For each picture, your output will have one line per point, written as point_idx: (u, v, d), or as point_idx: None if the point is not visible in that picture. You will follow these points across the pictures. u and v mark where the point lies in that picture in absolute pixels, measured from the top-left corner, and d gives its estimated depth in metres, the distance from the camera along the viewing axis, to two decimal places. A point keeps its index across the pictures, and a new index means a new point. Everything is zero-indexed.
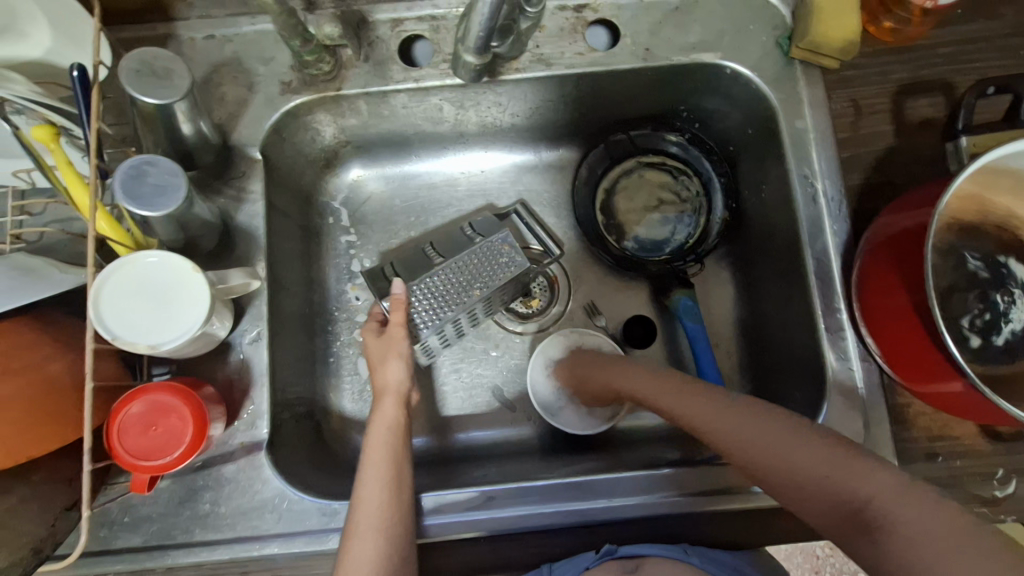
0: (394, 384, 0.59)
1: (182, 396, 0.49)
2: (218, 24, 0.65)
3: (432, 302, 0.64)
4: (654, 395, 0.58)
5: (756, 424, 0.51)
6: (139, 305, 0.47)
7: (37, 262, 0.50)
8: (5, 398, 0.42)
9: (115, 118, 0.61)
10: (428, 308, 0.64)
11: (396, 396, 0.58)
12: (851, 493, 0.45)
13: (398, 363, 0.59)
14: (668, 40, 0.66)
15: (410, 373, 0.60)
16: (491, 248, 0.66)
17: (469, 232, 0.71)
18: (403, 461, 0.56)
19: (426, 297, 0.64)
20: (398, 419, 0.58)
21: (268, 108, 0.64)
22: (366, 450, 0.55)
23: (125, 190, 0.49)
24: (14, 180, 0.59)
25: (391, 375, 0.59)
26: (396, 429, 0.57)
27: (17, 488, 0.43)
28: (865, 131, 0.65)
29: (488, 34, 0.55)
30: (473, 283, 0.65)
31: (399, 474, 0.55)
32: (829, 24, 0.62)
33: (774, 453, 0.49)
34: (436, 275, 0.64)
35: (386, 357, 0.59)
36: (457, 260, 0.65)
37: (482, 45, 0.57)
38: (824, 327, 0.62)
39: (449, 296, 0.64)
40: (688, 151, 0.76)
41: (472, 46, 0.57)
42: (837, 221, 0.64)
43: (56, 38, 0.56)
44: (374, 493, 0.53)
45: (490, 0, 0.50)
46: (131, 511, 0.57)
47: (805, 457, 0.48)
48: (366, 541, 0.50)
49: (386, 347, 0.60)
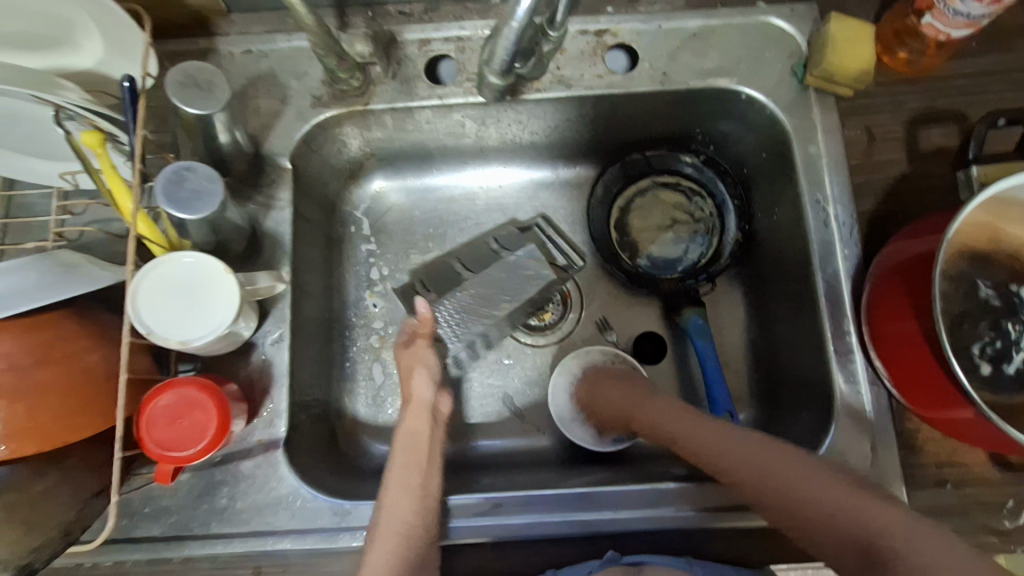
0: (420, 397, 0.61)
1: (206, 392, 0.51)
2: (256, 40, 0.69)
3: (459, 317, 0.72)
4: (675, 422, 0.60)
5: (771, 454, 0.53)
6: (173, 302, 0.50)
7: (77, 259, 0.51)
8: (47, 385, 0.44)
9: (156, 126, 0.64)
10: (454, 325, 0.71)
11: (427, 409, 0.60)
12: (863, 525, 0.46)
13: (426, 376, 0.62)
14: (685, 66, 0.68)
15: (436, 386, 0.62)
16: (517, 265, 0.74)
17: (496, 244, 0.78)
18: (430, 470, 0.58)
19: (452, 313, 0.71)
20: (429, 434, 0.60)
21: (300, 120, 0.68)
22: (393, 455, 0.58)
23: (165, 193, 0.52)
24: (60, 181, 0.63)
25: (418, 387, 0.61)
26: (427, 441, 0.59)
27: (51, 471, 0.45)
28: (878, 158, 0.67)
29: (512, 57, 0.58)
30: (500, 298, 0.73)
31: (426, 483, 0.57)
32: (843, 54, 0.64)
33: (788, 482, 0.51)
34: (465, 294, 0.72)
35: (413, 370, 0.61)
36: (485, 277, 0.73)
37: (506, 67, 0.60)
38: (834, 349, 0.63)
39: (476, 311, 0.72)
40: (703, 173, 0.78)
41: (497, 68, 0.59)
42: (849, 246, 0.64)
43: (108, 48, 0.59)
44: (397, 497, 0.55)
45: (516, 27, 0.53)
46: (152, 502, 0.59)
47: (820, 488, 0.49)
48: (387, 543, 0.52)
49: (413, 361, 0.62)
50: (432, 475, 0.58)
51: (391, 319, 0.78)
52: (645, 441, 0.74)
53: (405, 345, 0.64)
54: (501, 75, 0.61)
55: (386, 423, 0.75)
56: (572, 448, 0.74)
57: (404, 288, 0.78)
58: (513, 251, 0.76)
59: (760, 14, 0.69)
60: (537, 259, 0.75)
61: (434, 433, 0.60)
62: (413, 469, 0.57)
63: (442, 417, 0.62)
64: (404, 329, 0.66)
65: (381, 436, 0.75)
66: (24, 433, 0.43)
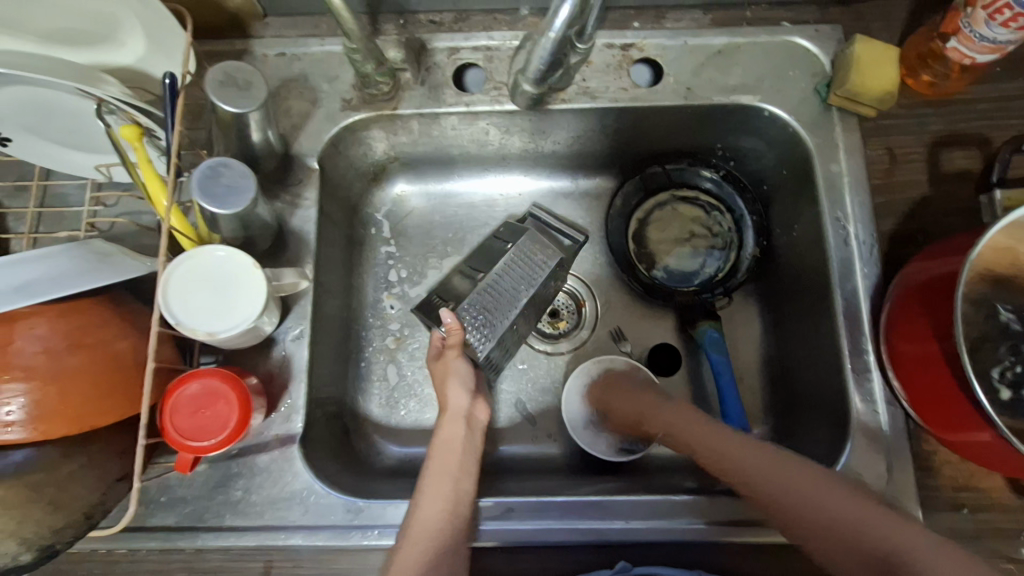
0: (455, 407, 0.62)
1: (230, 382, 0.52)
2: (290, 43, 0.71)
3: (481, 315, 0.65)
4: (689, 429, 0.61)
5: (790, 468, 0.54)
6: (204, 292, 0.51)
7: (110, 248, 0.52)
8: (78, 369, 0.45)
9: (191, 123, 0.66)
10: (481, 327, 0.65)
11: (462, 416, 0.62)
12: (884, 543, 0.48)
13: (460, 384, 0.62)
14: (710, 81, 0.69)
15: (471, 396, 0.63)
16: (523, 249, 0.69)
17: (502, 241, 0.74)
18: (465, 476, 0.59)
19: (475, 313, 0.65)
20: (465, 440, 0.61)
21: (329, 122, 0.69)
22: (428, 462, 0.59)
23: (201, 186, 0.53)
24: (94, 174, 0.65)
25: (453, 396, 0.62)
26: (461, 446, 0.60)
27: (78, 455, 0.46)
28: (900, 179, 0.67)
29: (548, 67, 0.60)
30: (519, 288, 0.67)
31: (458, 488, 0.58)
32: (868, 74, 0.64)
33: (808, 497, 0.52)
34: (483, 293, 0.66)
35: (447, 379, 0.63)
36: (502, 272, 0.68)
37: (541, 77, 0.62)
38: (851, 367, 0.63)
39: (496, 306, 0.66)
40: (722, 188, 0.79)
41: (535, 75, 0.61)
42: (869, 265, 0.65)
43: (148, 48, 0.61)
44: (432, 503, 0.56)
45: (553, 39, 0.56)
46: (168, 492, 0.59)
47: (840, 505, 0.51)
48: (418, 545, 0.53)
49: (445, 370, 0.63)
50: (465, 481, 0.59)
51: (407, 321, 0.78)
52: (656, 453, 0.74)
53: (436, 358, 0.65)
54: (540, 82, 0.63)
55: (399, 424, 0.76)
56: (583, 457, 0.74)
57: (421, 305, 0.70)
58: (516, 240, 0.71)
59: (784, 33, 0.70)
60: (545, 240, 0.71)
61: (469, 440, 0.61)
62: (446, 475, 0.58)
63: (479, 424, 0.63)
64: (431, 341, 0.66)
65: (394, 436, 0.75)
66: (53, 415, 0.44)
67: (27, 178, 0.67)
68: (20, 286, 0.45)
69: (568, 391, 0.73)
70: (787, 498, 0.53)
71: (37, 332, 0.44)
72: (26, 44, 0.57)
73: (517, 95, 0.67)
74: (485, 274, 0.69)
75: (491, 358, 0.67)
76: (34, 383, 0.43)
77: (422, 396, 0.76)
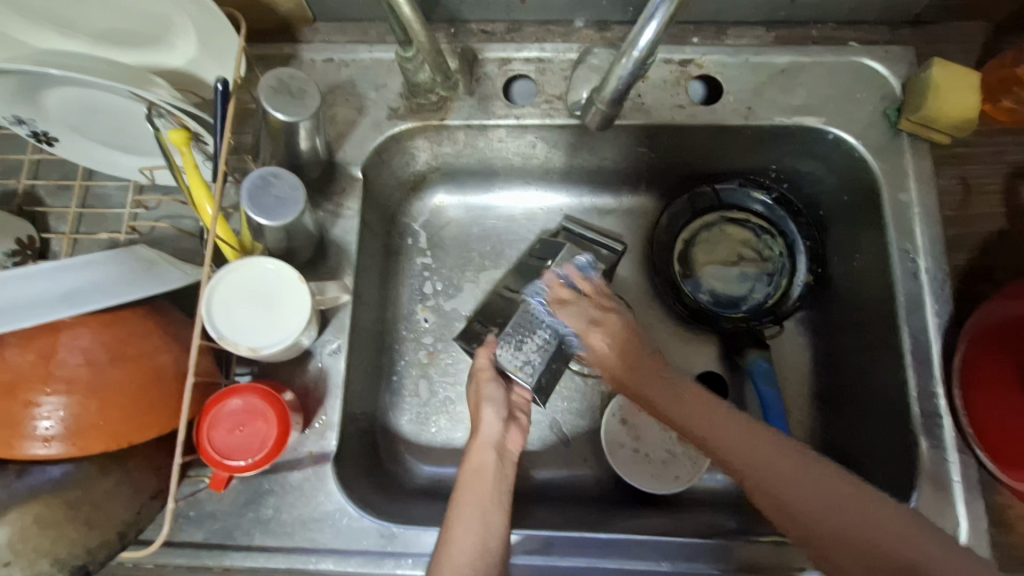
0: (487, 435, 0.61)
1: (268, 400, 0.50)
2: (338, 49, 0.69)
3: (513, 340, 0.62)
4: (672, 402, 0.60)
5: (754, 433, 0.54)
6: (248, 307, 0.49)
7: (153, 254, 0.50)
8: (118, 383, 0.44)
9: (238, 127, 0.65)
10: (518, 353, 0.62)
11: (491, 445, 0.61)
12: (837, 511, 0.49)
13: (493, 412, 0.62)
14: (771, 102, 0.66)
15: (501, 420, 0.62)
16: (562, 268, 0.66)
17: (538, 259, 0.71)
18: (494, 507, 0.57)
19: (508, 338, 0.62)
20: (495, 469, 0.60)
21: (375, 131, 0.67)
22: (457, 492, 0.58)
23: (252, 198, 0.52)
24: (137, 176, 0.64)
25: (485, 422, 0.62)
26: (492, 474, 0.59)
27: (114, 471, 0.45)
28: (973, 211, 0.65)
29: (627, 88, 0.56)
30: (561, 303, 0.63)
31: (487, 520, 0.55)
32: (944, 101, 0.61)
33: (774, 461, 0.52)
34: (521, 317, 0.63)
35: (481, 405, 0.62)
36: (539, 295, 0.63)
37: (618, 97, 0.57)
38: (919, 412, 0.59)
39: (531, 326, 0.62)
40: (773, 212, 0.75)
41: (607, 98, 0.58)
42: (939, 300, 0.61)
43: (200, 51, 0.60)
44: (464, 536, 0.53)
45: (631, 64, 0.53)
46: (198, 506, 0.58)
47: (805, 470, 0.51)
48: None
49: (478, 395, 0.63)
50: (495, 513, 0.56)
51: (441, 336, 0.76)
52: (698, 486, 0.71)
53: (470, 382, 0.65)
54: (609, 108, 0.59)
55: (429, 442, 0.73)
56: (620, 486, 0.71)
57: (466, 331, 0.68)
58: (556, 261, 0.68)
59: (852, 54, 0.67)
60: (581, 258, 0.67)
61: (500, 469, 0.60)
62: (477, 502, 0.56)
63: (510, 455, 0.62)
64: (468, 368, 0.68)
65: (424, 455, 0.73)
66: (92, 430, 0.43)
67: (70, 177, 0.66)
68: (66, 295, 0.44)
69: (606, 422, 0.70)
70: (753, 462, 0.53)
71: (80, 343, 0.44)
72: (80, 44, 0.58)
73: (587, 113, 0.61)
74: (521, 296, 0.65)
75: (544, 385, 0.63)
76: (74, 396, 0.43)
77: (454, 414, 0.73)
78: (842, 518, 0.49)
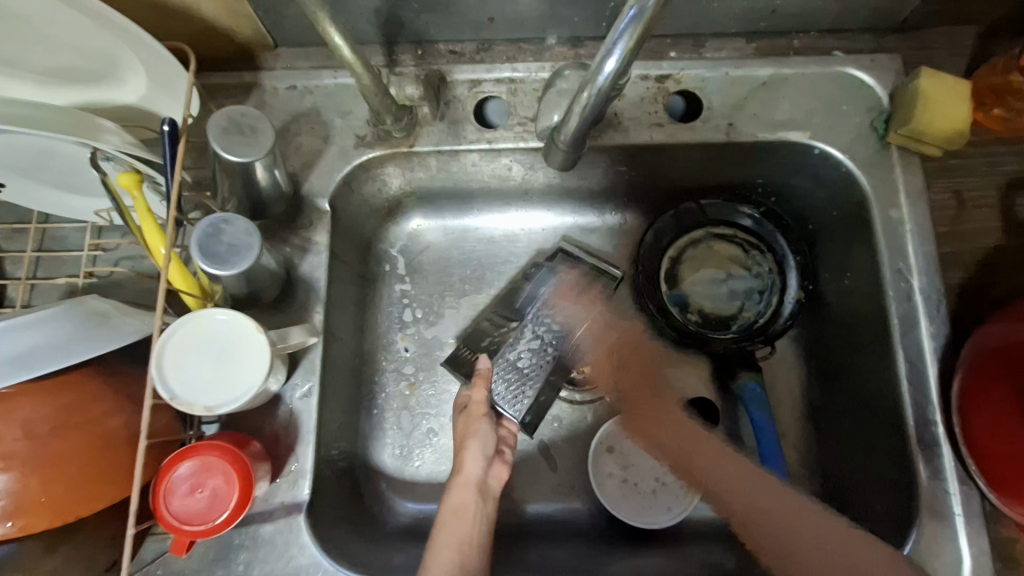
0: (471, 472, 0.59)
1: (229, 457, 0.48)
2: (301, 75, 0.66)
3: (511, 378, 0.63)
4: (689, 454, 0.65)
5: (728, 465, 0.62)
6: (203, 362, 0.48)
7: (105, 305, 0.48)
8: (64, 455, 0.43)
9: (196, 161, 0.62)
10: (511, 388, 0.63)
11: (473, 483, 0.59)
12: (777, 518, 0.56)
13: (477, 448, 0.60)
14: (754, 118, 0.64)
15: (487, 457, 0.61)
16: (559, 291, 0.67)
17: (530, 286, 0.69)
18: (477, 548, 0.55)
19: (508, 375, 0.63)
20: (476, 508, 0.58)
21: (342, 160, 0.65)
22: (437, 532, 0.55)
23: (202, 247, 0.51)
24: (95, 217, 0.62)
25: (469, 457, 0.60)
26: (474, 514, 0.57)
27: (63, 548, 0.45)
28: (969, 226, 0.62)
29: (591, 125, 0.55)
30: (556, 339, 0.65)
31: (467, 563, 0.53)
32: (936, 112, 0.59)
33: (734, 484, 0.60)
34: (524, 343, 0.64)
35: (466, 442, 0.60)
36: (536, 322, 0.65)
37: (580, 137, 0.56)
38: (916, 440, 0.57)
39: (528, 371, 0.63)
40: (762, 226, 0.71)
41: (569, 137, 0.56)
42: (935, 321, 0.59)
43: (152, 87, 0.58)
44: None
45: (595, 100, 0.50)
46: (165, 565, 0.55)
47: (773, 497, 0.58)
48: None
49: (466, 429, 0.61)
50: (475, 557, 0.54)
51: (424, 366, 0.73)
52: (692, 516, 0.68)
53: (460, 414, 0.63)
54: (571, 151, 0.58)
55: (413, 478, 0.70)
56: (610, 521, 0.68)
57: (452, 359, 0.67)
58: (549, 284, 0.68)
59: (837, 64, 0.64)
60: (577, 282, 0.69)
61: (483, 508, 0.58)
62: (457, 541, 0.54)
63: (493, 493, 0.60)
64: (456, 399, 0.65)
65: (409, 491, 0.70)
66: (32, 508, 0.42)
67: (26, 219, 0.63)
68: (12, 360, 0.41)
69: (592, 456, 0.66)
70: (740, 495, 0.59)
71: (19, 416, 0.42)
72: (27, 85, 0.55)
73: (549, 154, 0.61)
74: (514, 325, 0.66)
75: (533, 421, 0.63)
76: (14, 471, 0.41)
77: (438, 447, 0.70)
78: (791, 536, 0.55)
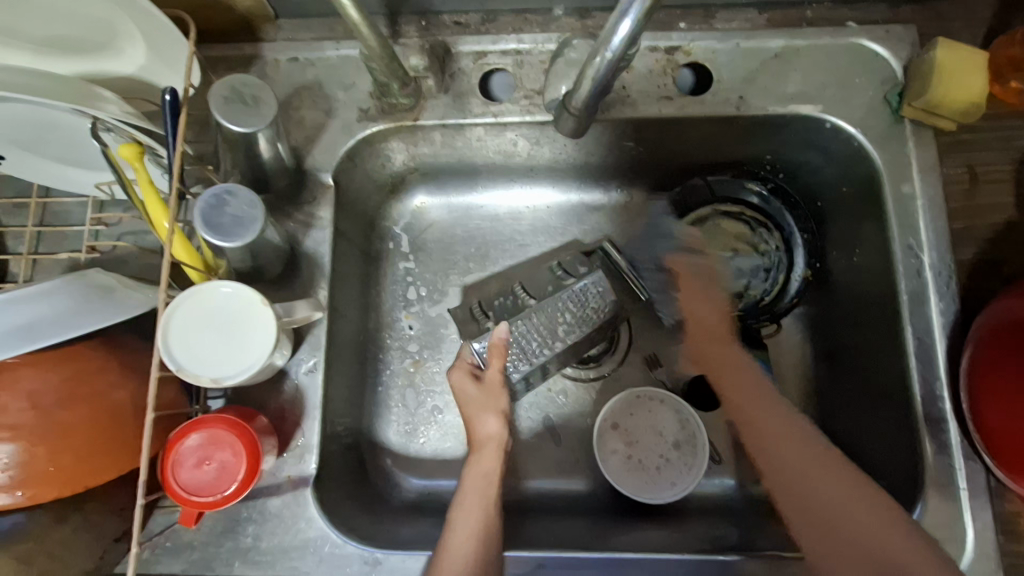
0: (495, 438, 0.58)
1: (236, 431, 0.48)
2: (303, 47, 0.65)
3: (522, 349, 0.62)
4: (764, 422, 0.57)
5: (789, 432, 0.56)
6: (209, 333, 0.48)
7: (109, 279, 0.47)
8: (70, 427, 0.43)
9: (197, 135, 0.62)
10: (521, 361, 0.61)
11: (498, 447, 0.58)
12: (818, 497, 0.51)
13: (491, 412, 0.59)
14: (765, 91, 0.62)
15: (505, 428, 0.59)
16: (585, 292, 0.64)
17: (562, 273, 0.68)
18: (494, 518, 0.55)
19: (525, 343, 0.62)
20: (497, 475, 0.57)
21: (345, 134, 0.64)
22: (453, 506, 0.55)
23: (205, 218, 0.50)
24: (95, 191, 0.61)
25: (484, 424, 0.58)
26: (492, 486, 0.56)
27: (72, 517, 0.46)
28: (981, 201, 0.62)
29: (601, 92, 0.53)
30: (579, 326, 0.63)
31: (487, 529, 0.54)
32: (951, 86, 0.58)
33: (790, 450, 0.54)
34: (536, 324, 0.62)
35: (483, 414, 0.58)
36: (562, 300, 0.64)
37: (593, 103, 0.55)
38: (924, 415, 0.57)
39: (535, 346, 0.62)
40: (769, 204, 0.70)
41: (581, 102, 0.55)
42: (944, 298, 0.58)
43: (150, 57, 0.57)
44: (456, 547, 0.51)
45: (602, 67, 0.49)
46: (173, 537, 0.55)
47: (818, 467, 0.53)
48: None
49: (483, 399, 0.59)
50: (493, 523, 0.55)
51: (428, 344, 0.72)
52: (695, 492, 0.69)
53: (472, 381, 0.60)
54: (581, 116, 0.57)
55: (418, 454, 0.70)
56: (616, 495, 0.68)
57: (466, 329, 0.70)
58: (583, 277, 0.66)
59: (851, 35, 0.63)
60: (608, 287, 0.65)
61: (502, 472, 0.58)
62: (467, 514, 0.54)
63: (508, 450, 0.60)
64: (461, 362, 0.61)
65: (413, 467, 0.70)
66: (41, 479, 0.42)
67: (26, 194, 0.63)
68: (18, 333, 0.41)
69: (597, 436, 0.66)
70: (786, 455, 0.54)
71: (24, 386, 0.42)
72: (22, 54, 0.54)
73: (560, 121, 0.60)
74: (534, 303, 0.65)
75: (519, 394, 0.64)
76: (20, 443, 0.41)
77: (443, 424, 0.71)
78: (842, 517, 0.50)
